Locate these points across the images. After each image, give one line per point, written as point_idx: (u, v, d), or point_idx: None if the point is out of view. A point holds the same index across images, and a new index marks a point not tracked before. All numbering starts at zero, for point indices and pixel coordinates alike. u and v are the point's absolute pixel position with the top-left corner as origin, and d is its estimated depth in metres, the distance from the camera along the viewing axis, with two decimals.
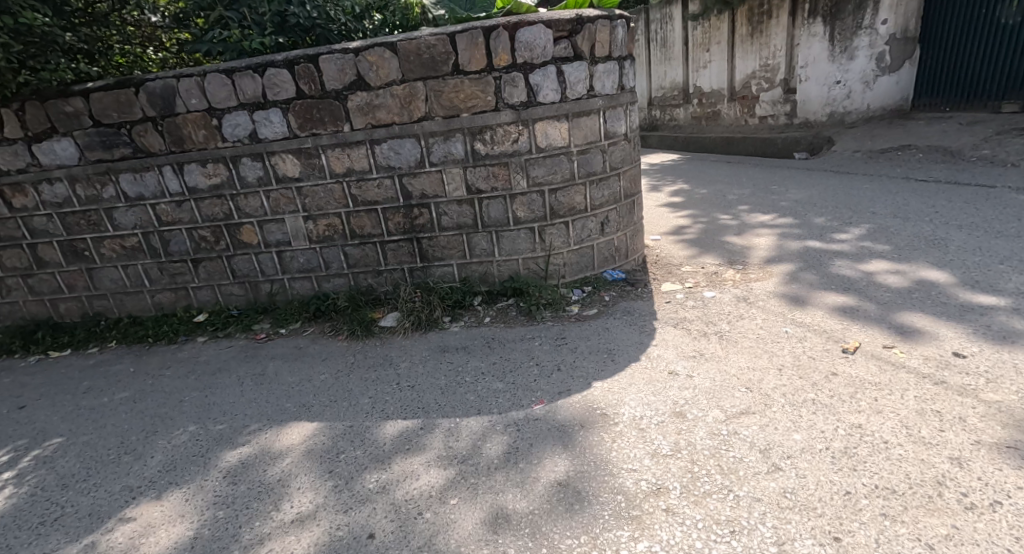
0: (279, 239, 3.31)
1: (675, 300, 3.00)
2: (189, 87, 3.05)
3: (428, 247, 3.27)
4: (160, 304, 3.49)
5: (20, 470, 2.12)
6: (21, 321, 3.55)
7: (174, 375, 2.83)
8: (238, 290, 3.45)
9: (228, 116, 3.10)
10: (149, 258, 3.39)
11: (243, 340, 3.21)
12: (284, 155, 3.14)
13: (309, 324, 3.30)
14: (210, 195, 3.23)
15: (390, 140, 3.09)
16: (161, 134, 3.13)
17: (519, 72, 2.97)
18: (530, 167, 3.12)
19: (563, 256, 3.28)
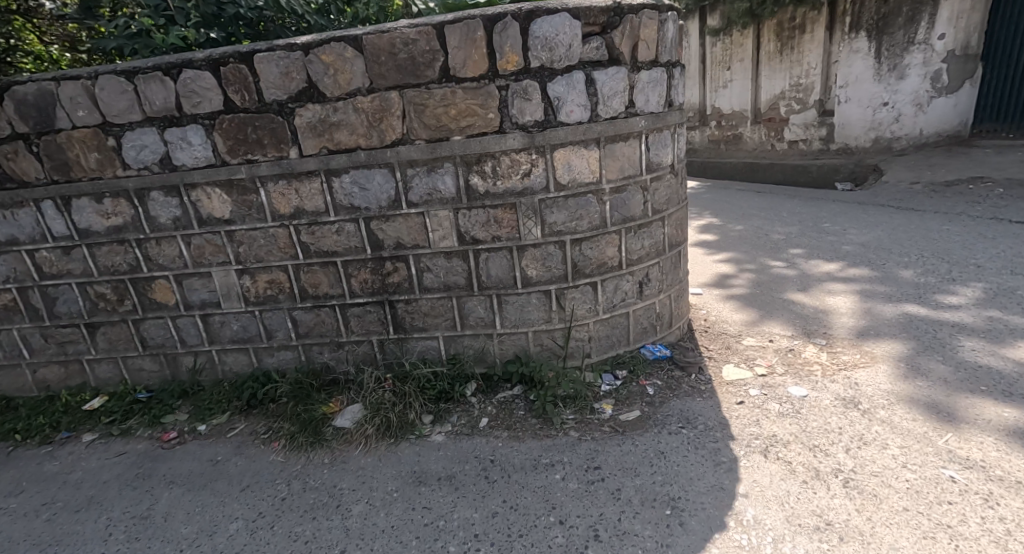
0: (203, 299, 2.44)
1: (747, 402, 2.13)
2: (75, 94, 2.21)
3: (404, 315, 2.40)
4: (45, 381, 2.61)
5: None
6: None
7: (18, 522, 1.97)
8: (149, 366, 2.57)
9: (129, 134, 2.24)
10: (27, 322, 2.51)
11: (144, 444, 2.31)
12: (209, 188, 2.28)
13: (239, 418, 2.39)
14: (107, 240, 2.37)
15: (354, 170, 2.24)
16: (40, 158, 2.29)
17: (533, 79, 2.15)
18: (546, 211, 2.27)
19: (588, 329, 2.42)
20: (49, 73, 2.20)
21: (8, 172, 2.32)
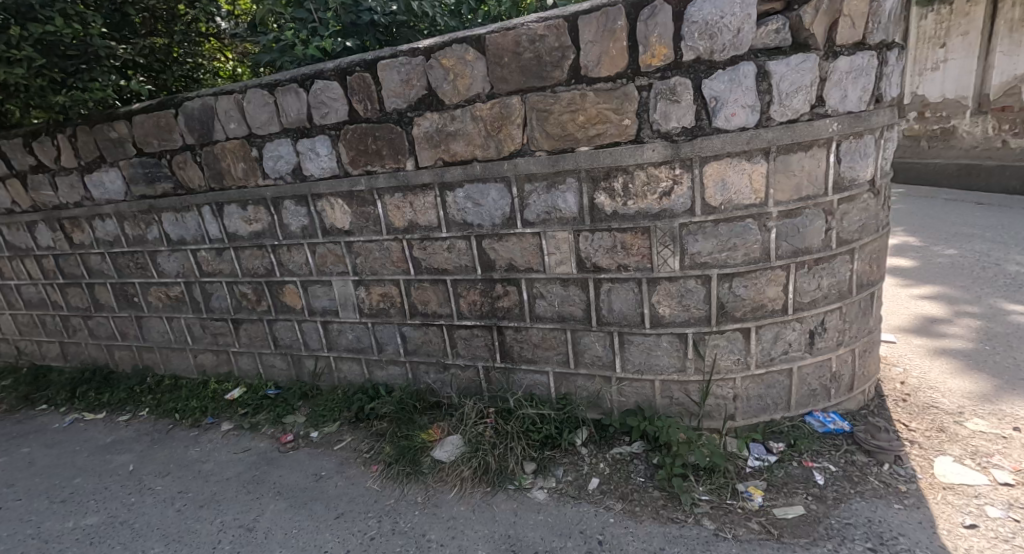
0: (325, 306, 2.49)
1: (983, 529, 1.61)
2: (228, 107, 2.33)
3: (513, 343, 2.19)
4: (202, 366, 2.90)
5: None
6: (73, 370, 3.20)
7: (152, 505, 2.14)
8: (279, 364, 2.70)
9: (269, 146, 2.31)
10: (191, 313, 2.80)
11: (264, 444, 2.41)
12: (333, 200, 2.28)
13: (348, 429, 2.39)
14: (250, 244, 2.51)
15: (468, 184, 2.05)
16: (200, 166, 2.48)
17: (684, 77, 1.75)
18: (687, 238, 1.85)
19: (734, 385, 1.97)
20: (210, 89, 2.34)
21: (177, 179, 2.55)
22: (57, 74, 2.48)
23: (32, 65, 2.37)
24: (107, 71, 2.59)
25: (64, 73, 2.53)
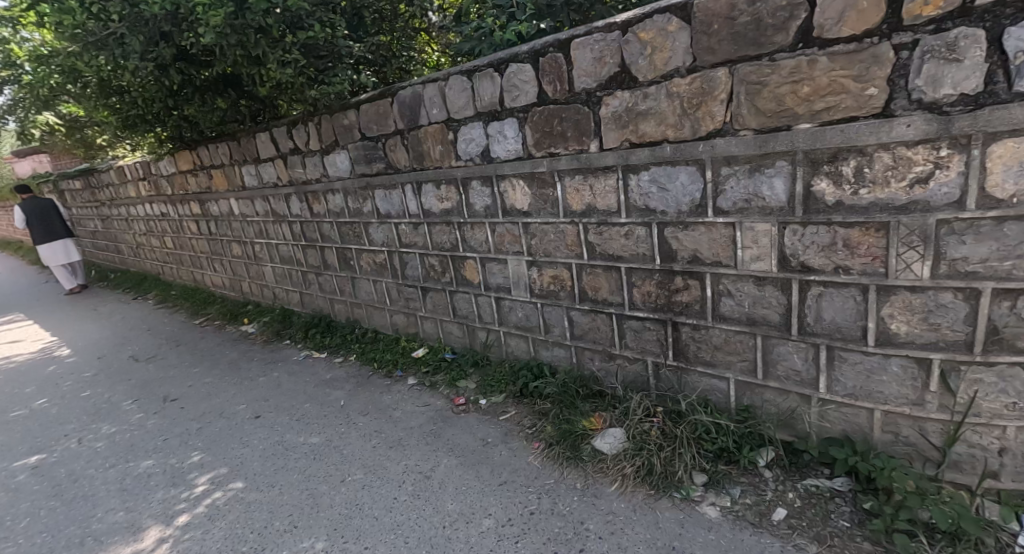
0: (498, 281, 3.79)
1: None
2: (463, 103, 3.30)
3: (689, 343, 2.78)
4: (462, 336, 4.28)
5: (325, 540, 2.75)
6: (370, 335, 5.09)
7: (414, 449, 3.38)
8: (455, 332, 4.31)
9: (466, 128, 3.37)
10: (388, 279, 4.73)
11: (515, 410, 3.56)
12: (518, 182, 3.21)
13: (552, 407, 3.25)
14: (478, 221, 3.72)
15: (655, 166, 2.62)
16: (406, 145, 4.02)
17: (972, 28, 1.89)
18: (945, 242, 2.04)
19: (1000, 435, 2.15)
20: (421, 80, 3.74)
21: (389, 158, 4.18)
22: (315, 72, 4.28)
23: (297, 65, 4.10)
24: (344, 68, 4.34)
25: (318, 71, 4.33)
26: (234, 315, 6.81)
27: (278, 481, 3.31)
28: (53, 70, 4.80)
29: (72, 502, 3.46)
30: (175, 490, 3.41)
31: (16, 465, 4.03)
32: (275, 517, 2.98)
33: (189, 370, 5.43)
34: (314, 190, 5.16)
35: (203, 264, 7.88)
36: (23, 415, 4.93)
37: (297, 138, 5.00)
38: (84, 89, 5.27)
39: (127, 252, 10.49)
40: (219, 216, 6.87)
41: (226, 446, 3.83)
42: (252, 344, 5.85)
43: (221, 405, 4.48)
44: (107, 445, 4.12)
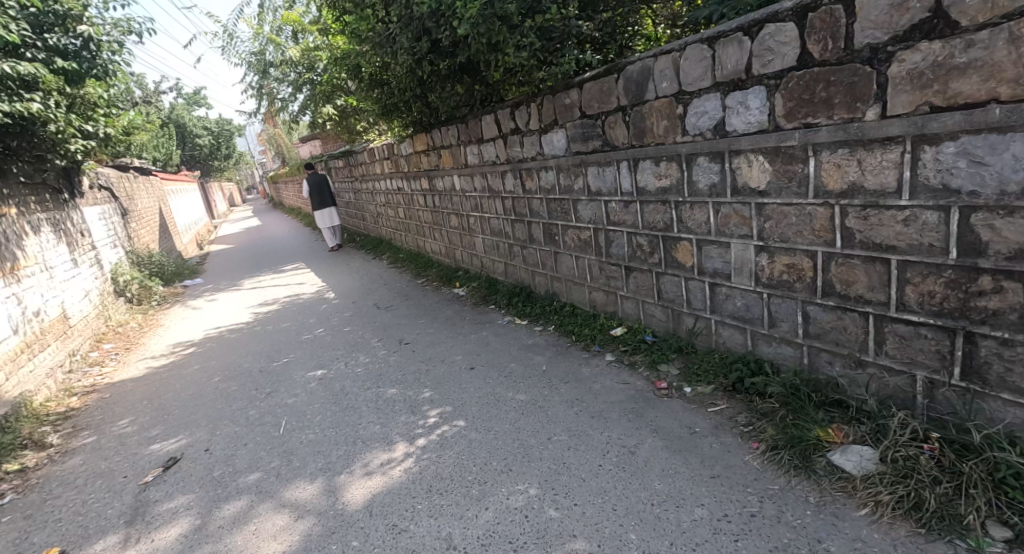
0: (715, 267, 3.57)
1: None
2: (700, 73, 3.29)
3: (992, 362, 2.47)
4: (664, 318, 4.15)
5: (537, 487, 3.12)
6: (567, 309, 5.19)
7: (615, 421, 3.54)
8: (658, 315, 4.21)
9: (700, 99, 3.34)
10: (591, 255, 4.78)
11: (726, 405, 3.41)
12: (754, 158, 3.13)
13: (779, 408, 3.13)
14: (697, 201, 3.57)
15: (967, 134, 2.36)
16: (628, 122, 3.96)
17: None
18: None
19: None
20: (651, 53, 3.63)
21: (608, 136, 4.19)
22: (545, 55, 4.45)
23: (531, 49, 4.36)
24: (572, 48, 4.40)
25: (548, 52, 4.46)
26: (449, 279, 7.41)
27: (494, 427, 3.74)
28: (348, 60, 6.13)
29: (345, 410, 4.33)
30: (412, 417, 4.05)
31: (308, 375, 5.13)
32: (492, 456, 3.45)
33: (415, 320, 6.14)
34: (529, 168, 5.34)
35: (426, 233, 8.69)
36: (311, 338, 6.17)
37: (520, 119, 5.23)
38: (376, 77, 6.40)
39: (370, 220, 12.09)
40: (444, 190, 7.49)
41: (449, 388, 4.36)
42: (462, 304, 6.38)
43: (441, 353, 5.05)
44: (365, 371, 4.99)
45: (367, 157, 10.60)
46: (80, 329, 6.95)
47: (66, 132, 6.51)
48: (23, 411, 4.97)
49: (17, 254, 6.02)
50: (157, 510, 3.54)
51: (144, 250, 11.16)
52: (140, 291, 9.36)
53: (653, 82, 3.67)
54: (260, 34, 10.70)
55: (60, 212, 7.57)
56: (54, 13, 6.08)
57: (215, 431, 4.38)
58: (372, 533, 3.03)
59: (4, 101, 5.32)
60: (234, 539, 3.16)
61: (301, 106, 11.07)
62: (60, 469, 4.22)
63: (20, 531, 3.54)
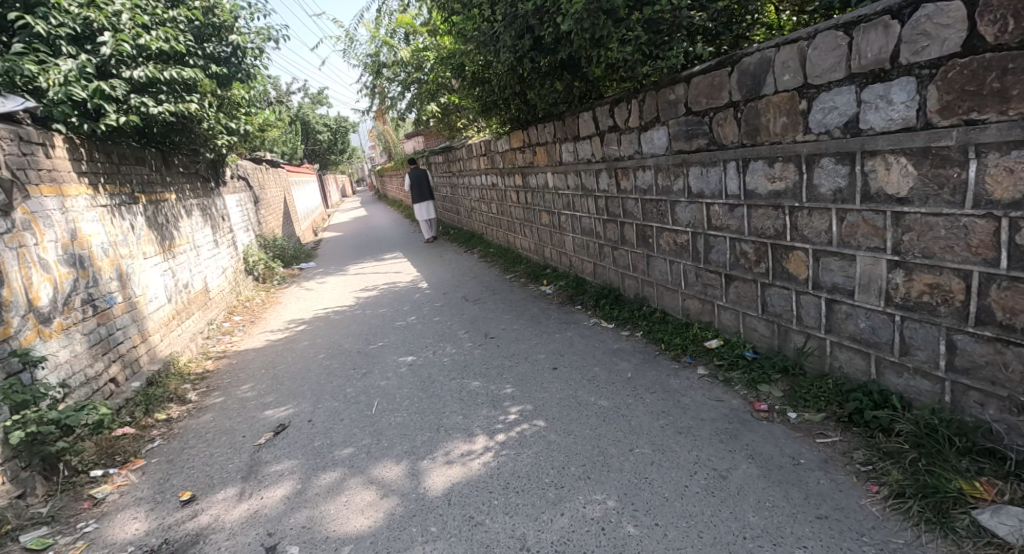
0: (835, 282, 3.21)
1: None
2: (834, 62, 2.97)
3: None
4: (767, 334, 3.80)
5: (616, 499, 2.93)
6: (658, 315, 4.91)
7: (706, 441, 3.24)
8: (761, 330, 3.86)
9: (830, 94, 3.01)
10: (687, 260, 4.47)
11: (838, 437, 3.04)
12: (893, 160, 2.78)
13: (909, 449, 2.74)
14: (817, 207, 3.21)
15: None
16: (738, 119, 3.65)
17: None
18: None
19: None
20: (772, 43, 3.28)
21: (715, 134, 3.88)
22: (651, 49, 4.14)
23: (636, 43, 4.10)
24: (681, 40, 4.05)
25: (654, 45, 4.14)
26: (537, 276, 7.28)
27: (574, 431, 3.57)
28: (455, 60, 6.19)
29: (431, 397, 4.33)
30: (493, 412, 3.96)
31: (400, 359, 5.21)
32: (570, 461, 3.27)
33: (501, 315, 6.06)
34: (625, 167, 5.09)
35: (517, 229, 8.61)
36: (404, 325, 6.27)
37: (618, 116, 5.00)
38: (484, 76, 6.38)
39: (464, 215, 12.21)
40: (537, 187, 7.37)
41: (532, 386, 4.23)
42: (549, 303, 6.22)
43: (525, 350, 4.94)
44: (451, 362, 4.97)
45: (465, 153, 10.69)
46: (215, 301, 7.65)
47: (215, 129, 6.89)
48: (172, 369, 5.49)
49: (173, 233, 6.72)
50: (265, 470, 3.69)
51: (269, 233, 12.06)
52: (265, 270, 10.11)
53: (773, 74, 3.34)
54: (376, 37, 10.99)
55: (208, 200, 8.34)
56: (213, 25, 6.59)
57: (318, 403, 4.54)
58: (450, 522, 2.97)
59: (172, 104, 5.68)
60: (327, 508, 3.22)
61: (409, 104, 11.32)
62: (194, 423, 4.57)
63: (161, 473, 3.86)
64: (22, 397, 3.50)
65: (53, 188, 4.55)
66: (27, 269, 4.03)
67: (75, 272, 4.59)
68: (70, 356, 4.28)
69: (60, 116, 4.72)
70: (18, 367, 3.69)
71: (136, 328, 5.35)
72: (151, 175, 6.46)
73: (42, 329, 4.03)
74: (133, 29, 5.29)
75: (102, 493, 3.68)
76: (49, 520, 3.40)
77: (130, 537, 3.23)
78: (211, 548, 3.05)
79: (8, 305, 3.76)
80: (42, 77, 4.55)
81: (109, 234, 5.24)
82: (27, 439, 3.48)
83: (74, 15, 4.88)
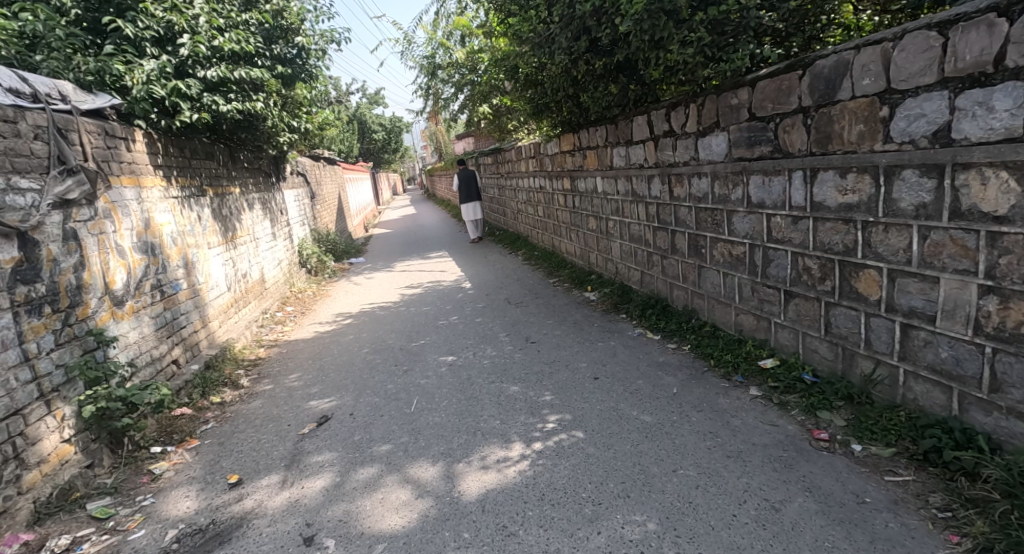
0: (912, 305, 2.95)
1: None
2: (923, 65, 2.73)
3: None
4: (828, 357, 3.54)
5: (657, 523, 2.75)
6: (708, 329, 4.68)
7: (757, 468, 3.02)
8: (822, 352, 3.59)
9: (917, 101, 2.77)
10: (743, 273, 4.23)
11: (911, 476, 2.78)
12: (991, 174, 2.53)
13: (998, 498, 2.48)
14: (895, 222, 2.95)
15: None
16: (807, 126, 3.41)
17: None
18: None
19: None
20: (851, 44, 3.04)
21: (780, 141, 3.64)
22: (714, 51, 3.95)
23: (698, 45, 3.89)
24: (748, 41, 3.84)
25: (718, 48, 3.96)
26: (581, 282, 7.10)
27: (614, 445, 3.40)
28: (507, 63, 6.11)
29: (469, 399, 4.22)
30: (531, 419, 3.82)
31: (440, 359, 5.13)
32: (609, 477, 3.11)
33: (543, 319, 5.91)
34: (679, 173, 4.88)
35: (562, 233, 8.45)
36: (446, 325, 6.20)
37: (674, 120, 4.81)
38: (539, 79, 6.24)
39: (510, 217, 12.12)
40: (585, 192, 7.20)
41: (572, 396, 4.08)
42: (593, 310, 6.04)
43: (567, 358, 4.78)
44: (491, 365, 4.86)
45: (514, 155, 10.60)
46: (270, 291, 7.80)
47: (278, 127, 6.95)
48: (228, 354, 5.59)
49: (236, 225, 6.88)
50: (307, 460, 3.66)
51: (323, 227, 12.28)
52: (317, 264, 10.26)
53: (850, 78, 3.09)
54: (433, 39, 11.02)
55: (268, 194, 8.52)
56: (281, 28, 6.59)
57: (360, 397, 4.50)
58: (483, 530, 2.85)
59: (237, 103, 5.70)
60: (363, 503, 3.15)
61: (461, 105, 11.32)
62: (245, 408, 4.60)
63: (213, 454, 3.89)
64: (95, 374, 3.62)
65: (131, 178, 4.69)
66: (105, 254, 4.14)
67: (148, 259, 4.71)
68: (139, 337, 4.38)
69: (142, 113, 4.88)
70: (93, 345, 3.81)
71: (198, 314, 5.46)
72: (218, 170, 6.62)
73: (115, 311, 4.14)
74: (209, 32, 5.34)
75: (160, 469, 3.73)
76: (112, 491, 3.46)
77: (182, 514, 3.25)
78: (253, 533, 3.02)
79: (87, 287, 3.87)
80: (128, 77, 4.69)
81: (178, 224, 5.37)
82: (97, 413, 3.59)
83: (159, 19, 5.04)
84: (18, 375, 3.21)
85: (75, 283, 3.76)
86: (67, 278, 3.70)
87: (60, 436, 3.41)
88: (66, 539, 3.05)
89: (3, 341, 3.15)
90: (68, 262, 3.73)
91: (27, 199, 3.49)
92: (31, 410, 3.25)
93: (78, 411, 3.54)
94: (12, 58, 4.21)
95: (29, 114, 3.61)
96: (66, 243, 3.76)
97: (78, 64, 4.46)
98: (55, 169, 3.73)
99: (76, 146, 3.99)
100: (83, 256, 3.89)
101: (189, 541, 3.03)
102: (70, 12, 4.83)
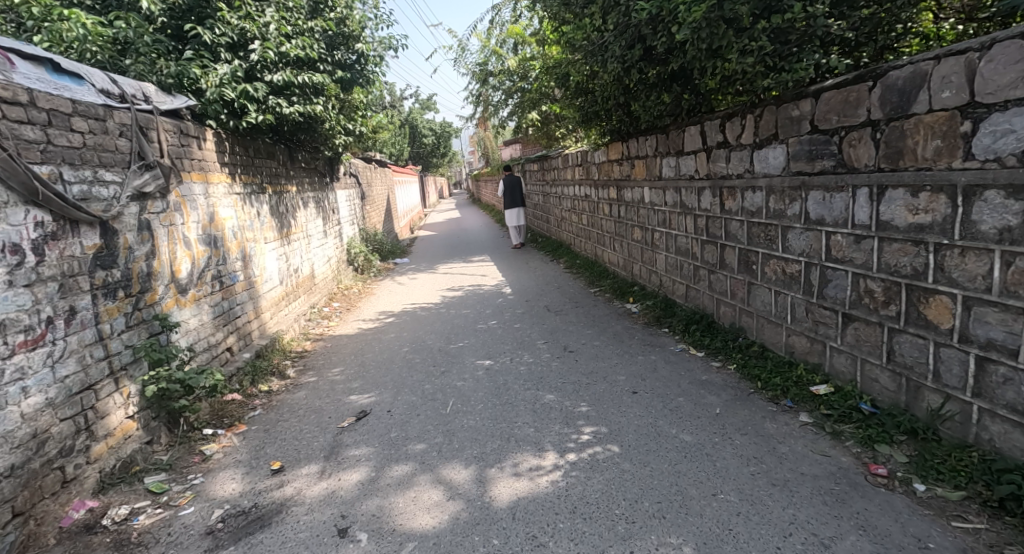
0: (991, 337, 2.73)
1: None
2: (1015, 78, 2.52)
3: None
4: (889, 387, 3.31)
5: (694, 547, 2.61)
6: (756, 348, 4.46)
7: (805, 499, 2.83)
8: (882, 381, 3.35)
9: (1004, 117, 2.56)
10: (797, 292, 4.02)
11: (982, 523, 2.55)
12: None
13: None
14: (974, 246, 2.74)
15: None
16: (875, 141, 3.20)
17: None
18: None
19: None
20: (930, 54, 2.83)
21: (845, 156, 3.44)
22: (776, 61, 3.76)
23: (759, 54, 3.73)
24: (813, 51, 3.63)
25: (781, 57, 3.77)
26: (623, 293, 6.93)
27: (651, 463, 3.26)
28: (556, 72, 6.07)
29: (505, 405, 4.14)
30: (565, 430, 3.71)
31: (477, 363, 5.07)
32: (644, 495, 2.97)
33: (583, 329, 5.79)
34: (732, 186, 4.70)
35: (606, 243, 8.29)
36: (485, 328, 6.15)
37: (729, 131, 4.63)
38: (589, 90, 6.18)
39: (553, 224, 12.04)
40: (631, 202, 7.06)
41: (609, 408, 3.95)
42: (634, 322, 5.88)
43: (605, 370, 4.64)
44: (528, 371, 4.77)
45: (561, 163, 10.52)
46: (319, 286, 7.92)
47: (335, 130, 7.07)
48: (276, 344, 5.68)
49: (291, 222, 7.02)
50: (345, 453, 3.65)
51: (371, 227, 12.45)
52: (364, 262, 10.39)
53: (927, 90, 2.88)
54: (486, 46, 11.05)
55: (322, 193, 8.69)
56: (344, 35, 6.68)
57: (397, 395, 4.49)
58: (512, 538, 2.76)
59: (298, 104, 5.82)
60: (396, 500, 3.11)
61: (510, 112, 11.31)
62: (291, 398, 4.64)
63: (259, 439, 3.94)
64: (159, 355, 3.68)
65: (200, 174, 4.82)
66: (173, 245, 4.25)
67: (210, 251, 4.83)
68: (199, 324, 4.49)
69: (214, 113, 5.02)
70: (157, 329, 3.90)
71: (252, 305, 5.56)
72: (278, 169, 6.80)
73: (179, 299, 4.24)
74: (278, 38, 5.47)
75: (210, 450, 3.79)
76: (167, 468, 3.52)
77: (227, 495, 3.28)
78: (291, 520, 3.02)
79: (156, 274, 3.98)
80: (203, 79, 4.87)
81: (239, 218, 5.50)
82: (157, 393, 3.68)
83: (233, 26, 5.18)
84: (92, 353, 3.31)
85: (146, 271, 3.86)
86: (140, 265, 3.80)
87: (125, 411, 3.49)
88: (124, 510, 3.11)
89: (82, 321, 3.26)
90: (141, 251, 3.84)
91: (110, 190, 3.61)
92: (101, 386, 3.34)
93: (142, 390, 3.63)
94: (106, 61, 4.51)
95: (117, 112, 3.74)
96: (141, 232, 3.87)
97: (161, 68, 4.69)
98: (135, 164, 3.86)
99: (155, 142, 4.12)
100: (155, 246, 4.00)
101: (234, 522, 3.05)
102: (157, 20, 5.04)
